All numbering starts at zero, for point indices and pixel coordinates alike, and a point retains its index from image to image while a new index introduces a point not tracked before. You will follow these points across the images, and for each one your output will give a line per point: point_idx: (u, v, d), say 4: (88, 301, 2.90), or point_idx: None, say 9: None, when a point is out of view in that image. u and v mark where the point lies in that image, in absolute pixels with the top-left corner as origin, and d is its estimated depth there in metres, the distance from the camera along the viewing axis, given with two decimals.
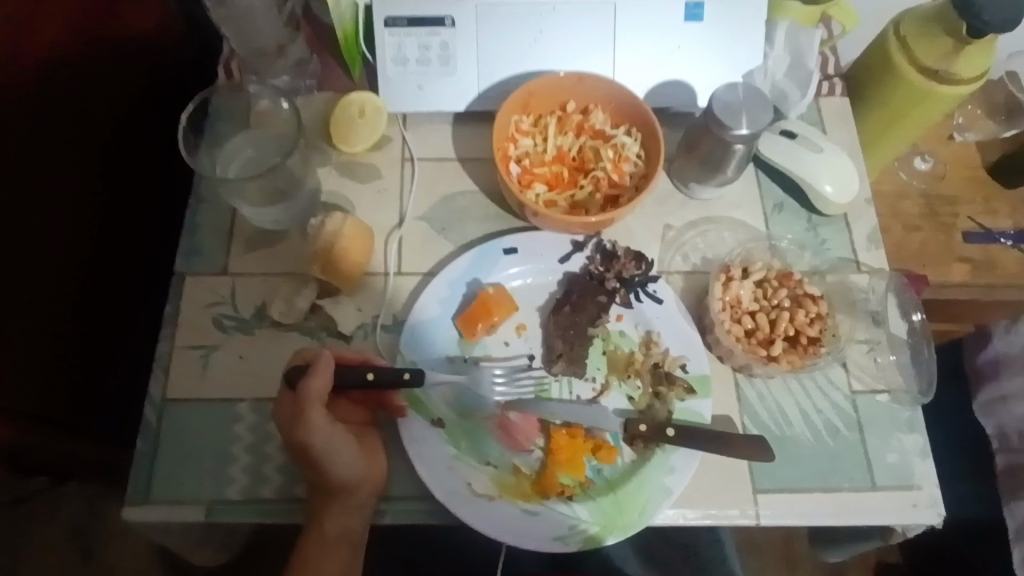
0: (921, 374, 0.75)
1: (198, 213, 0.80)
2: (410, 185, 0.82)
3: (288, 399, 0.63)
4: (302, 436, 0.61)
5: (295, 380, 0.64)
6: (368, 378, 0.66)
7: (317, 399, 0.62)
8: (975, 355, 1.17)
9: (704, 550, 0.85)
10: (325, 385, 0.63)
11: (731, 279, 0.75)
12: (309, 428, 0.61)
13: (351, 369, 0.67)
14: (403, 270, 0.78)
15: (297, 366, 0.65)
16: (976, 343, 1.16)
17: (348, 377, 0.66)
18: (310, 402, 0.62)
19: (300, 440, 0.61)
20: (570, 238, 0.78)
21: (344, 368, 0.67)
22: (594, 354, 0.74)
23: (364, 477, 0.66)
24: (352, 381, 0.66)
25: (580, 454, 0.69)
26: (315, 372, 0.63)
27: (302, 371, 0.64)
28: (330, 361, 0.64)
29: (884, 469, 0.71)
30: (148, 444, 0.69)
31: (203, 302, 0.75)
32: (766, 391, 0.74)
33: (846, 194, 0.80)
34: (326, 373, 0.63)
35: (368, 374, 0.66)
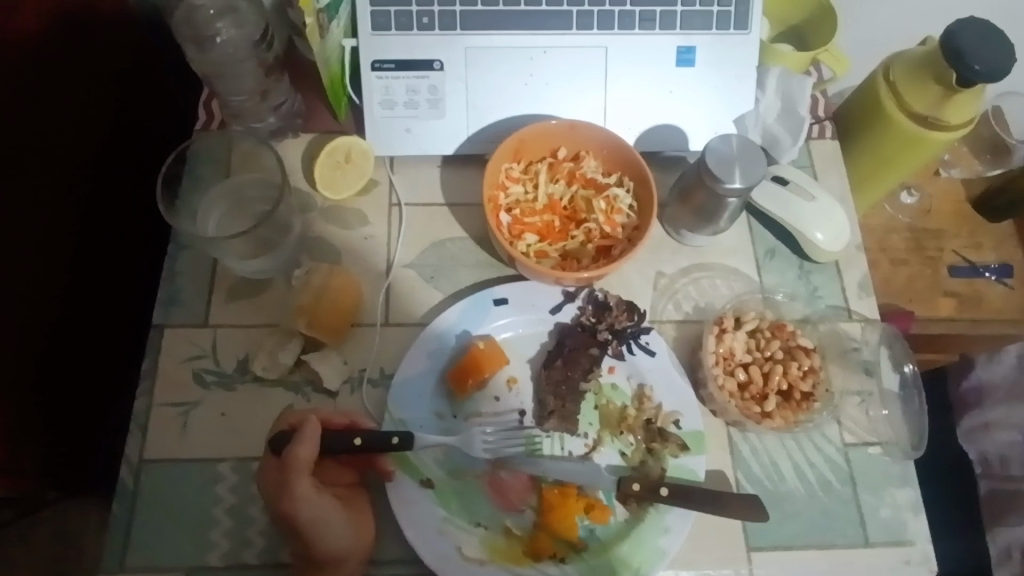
0: (912, 426, 0.75)
1: (178, 260, 0.78)
2: (398, 231, 0.81)
3: (273, 466, 0.61)
4: (289, 508, 0.59)
5: (281, 447, 0.62)
6: (356, 442, 0.65)
7: (303, 469, 0.60)
8: None
9: None
10: (313, 452, 0.61)
11: (724, 331, 0.75)
12: (296, 500, 0.59)
13: (338, 433, 0.65)
14: (391, 321, 0.76)
15: (283, 433, 0.63)
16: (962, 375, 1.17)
17: (335, 442, 0.64)
18: (297, 472, 0.60)
19: (286, 512, 0.59)
20: (562, 288, 0.77)
21: (331, 432, 0.65)
22: (587, 409, 0.73)
23: (355, 547, 0.63)
24: (341, 446, 0.64)
25: (573, 514, 0.67)
26: (302, 439, 0.60)
27: (287, 439, 0.62)
28: (316, 427, 0.62)
29: (877, 525, 0.71)
30: (124, 508, 0.66)
31: (183, 355, 0.73)
32: (760, 446, 0.73)
33: (838, 243, 0.80)
34: (314, 440, 0.61)
35: (357, 439, 0.65)
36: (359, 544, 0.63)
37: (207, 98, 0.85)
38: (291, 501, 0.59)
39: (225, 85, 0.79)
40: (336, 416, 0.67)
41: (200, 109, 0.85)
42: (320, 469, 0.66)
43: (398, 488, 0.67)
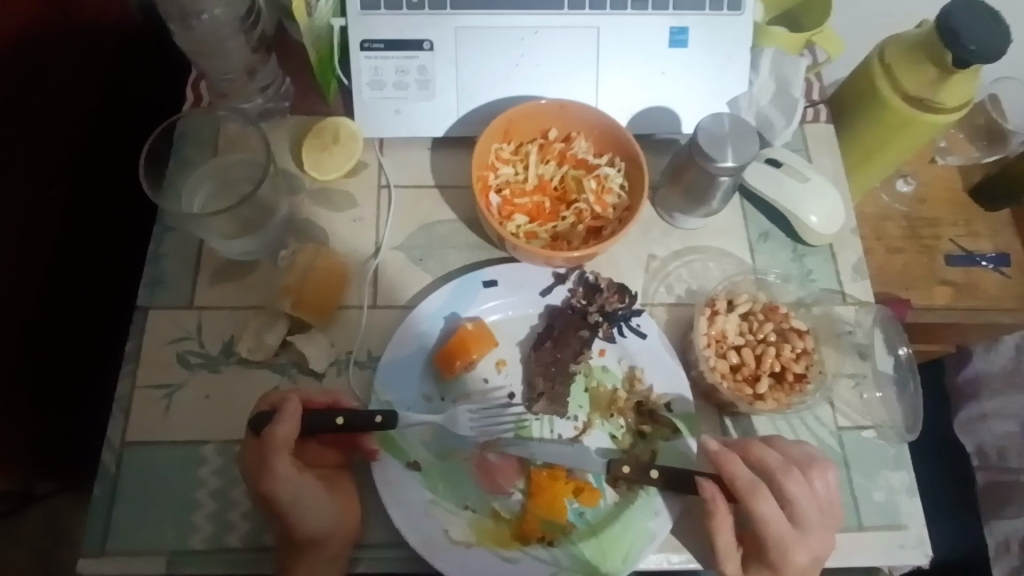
0: (907, 411, 0.74)
1: (163, 242, 0.77)
2: (387, 213, 0.80)
3: (254, 445, 0.61)
4: (268, 486, 0.58)
5: (262, 425, 0.61)
6: (338, 421, 0.64)
7: (283, 448, 0.59)
8: (956, 374, 1.17)
9: None
10: (293, 429, 0.60)
11: (716, 313, 0.74)
12: (276, 480, 0.58)
13: (320, 412, 0.64)
14: (379, 304, 0.75)
15: (265, 411, 0.63)
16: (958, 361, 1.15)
17: (316, 421, 0.64)
18: (275, 450, 0.59)
19: (266, 490, 0.58)
20: (552, 270, 0.76)
21: (312, 410, 0.64)
22: (576, 391, 0.72)
23: (339, 527, 0.62)
24: (323, 424, 0.64)
25: (562, 497, 0.66)
26: (282, 418, 0.60)
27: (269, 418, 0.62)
28: (296, 406, 0.62)
29: (871, 509, 0.70)
30: (106, 489, 0.66)
31: (168, 337, 0.72)
32: (753, 429, 0.72)
33: (832, 225, 0.79)
34: (294, 418, 0.61)
35: (338, 418, 0.64)
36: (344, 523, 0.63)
37: (196, 80, 0.83)
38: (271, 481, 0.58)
39: (211, 65, 0.78)
40: (317, 395, 0.66)
41: (188, 90, 0.84)
42: (303, 448, 0.65)
43: (383, 468, 0.66)
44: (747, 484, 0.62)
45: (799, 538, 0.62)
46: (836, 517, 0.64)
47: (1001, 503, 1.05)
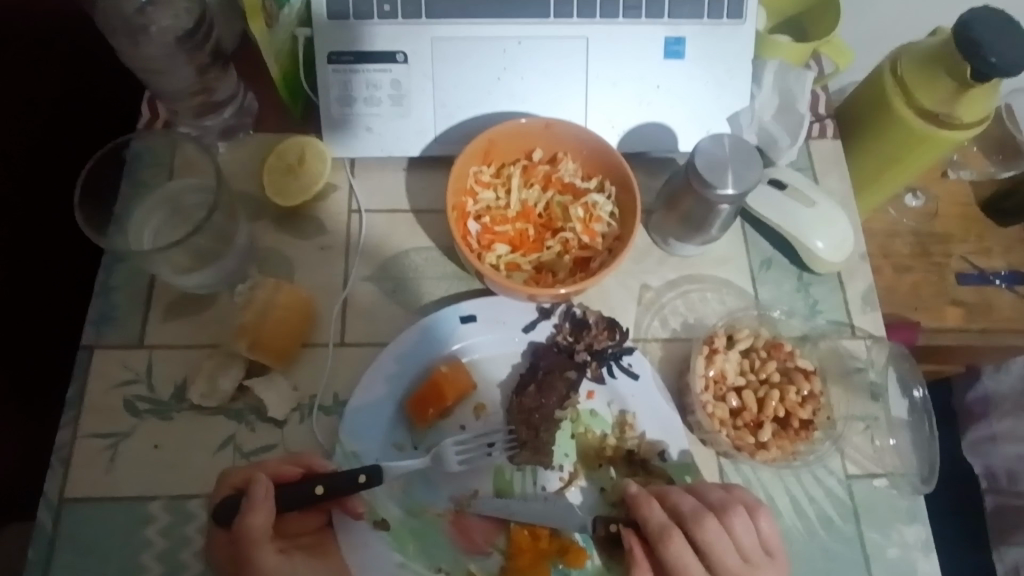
0: (923, 457, 0.68)
1: (112, 273, 0.70)
2: (358, 241, 0.73)
3: (226, 539, 0.55)
4: None
5: (229, 515, 0.55)
6: (317, 491, 0.57)
7: (261, 539, 0.53)
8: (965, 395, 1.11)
9: None
10: (269, 517, 0.54)
11: (715, 351, 0.67)
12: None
13: (294, 486, 0.57)
14: (346, 341, 0.68)
15: (229, 497, 0.56)
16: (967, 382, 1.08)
17: (292, 496, 0.56)
18: (255, 544, 0.53)
19: None
20: (536, 305, 0.69)
21: (284, 485, 0.57)
22: (562, 438, 0.66)
23: None
24: (300, 499, 0.57)
25: (544, 559, 0.61)
26: (252, 506, 0.54)
27: (235, 504, 0.55)
28: (268, 486, 0.55)
29: (883, 566, 0.64)
30: (41, 554, 0.59)
31: (115, 381, 0.66)
32: (754, 478, 0.66)
33: (841, 253, 0.73)
34: (268, 501, 0.54)
35: (317, 487, 0.57)
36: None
37: (151, 96, 0.77)
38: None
39: (165, 81, 0.72)
40: (287, 466, 0.59)
41: (143, 107, 0.78)
42: (281, 522, 0.58)
43: (349, 527, 0.59)
44: (657, 527, 0.57)
45: None
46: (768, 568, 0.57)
47: (1011, 526, 0.98)
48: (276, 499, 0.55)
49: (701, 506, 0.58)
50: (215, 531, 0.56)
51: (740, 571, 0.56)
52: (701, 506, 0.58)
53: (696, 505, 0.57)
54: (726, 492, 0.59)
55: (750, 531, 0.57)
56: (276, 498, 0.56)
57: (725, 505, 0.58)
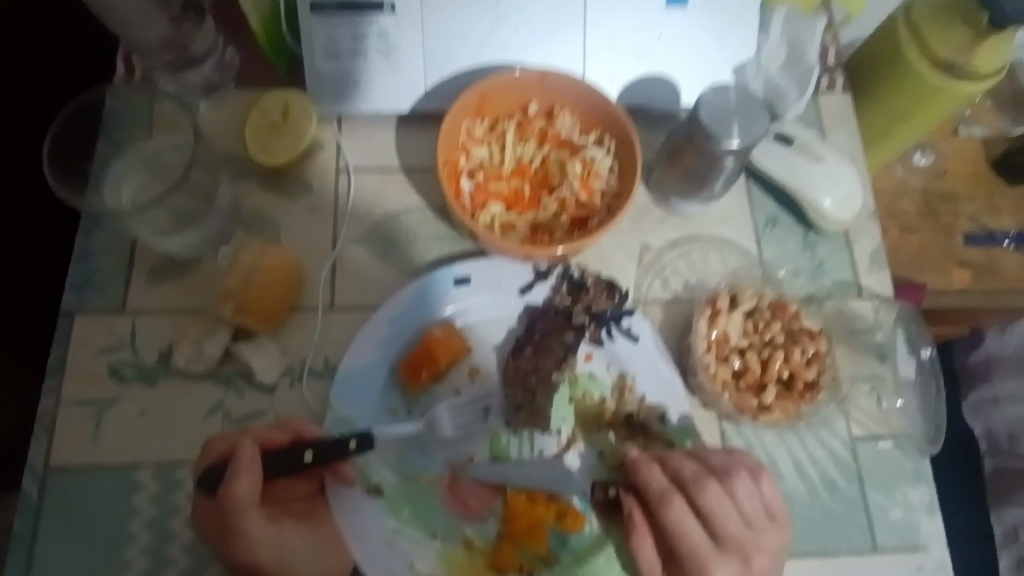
0: (929, 418, 0.67)
1: (91, 236, 0.67)
2: (347, 201, 0.70)
3: (210, 506, 0.54)
4: (245, 553, 0.52)
5: (215, 482, 0.53)
6: (306, 458, 0.56)
7: (248, 506, 0.52)
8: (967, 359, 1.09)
9: None
10: (254, 484, 0.53)
11: (717, 313, 0.65)
12: (252, 544, 0.52)
13: (280, 451, 0.56)
14: (336, 305, 0.66)
15: (213, 465, 0.54)
16: (969, 344, 1.06)
17: (280, 462, 0.55)
18: (241, 511, 0.52)
19: (245, 558, 0.52)
20: (533, 266, 0.67)
21: (270, 451, 0.56)
22: (559, 403, 0.64)
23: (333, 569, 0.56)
24: (287, 465, 0.56)
25: (542, 523, 0.60)
26: (236, 473, 0.52)
27: (219, 473, 0.53)
28: (253, 453, 0.54)
29: (887, 529, 0.63)
30: (28, 523, 0.58)
31: (98, 347, 0.64)
32: (756, 441, 0.65)
33: (849, 210, 0.70)
34: (253, 469, 0.53)
35: (306, 454, 0.56)
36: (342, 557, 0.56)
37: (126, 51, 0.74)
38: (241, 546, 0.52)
39: (138, 34, 0.68)
40: (274, 432, 0.57)
41: (118, 63, 0.74)
42: (270, 489, 0.57)
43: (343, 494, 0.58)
44: (658, 492, 0.55)
45: (718, 556, 0.53)
46: (779, 529, 0.55)
47: (1010, 488, 0.96)
48: (262, 465, 0.54)
49: (702, 472, 0.56)
50: (201, 497, 0.55)
51: (743, 537, 0.54)
52: (704, 471, 0.56)
53: (698, 471, 0.56)
54: (728, 456, 0.58)
55: (753, 494, 0.56)
56: (262, 465, 0.55)
57: (727, 469, 0.56)
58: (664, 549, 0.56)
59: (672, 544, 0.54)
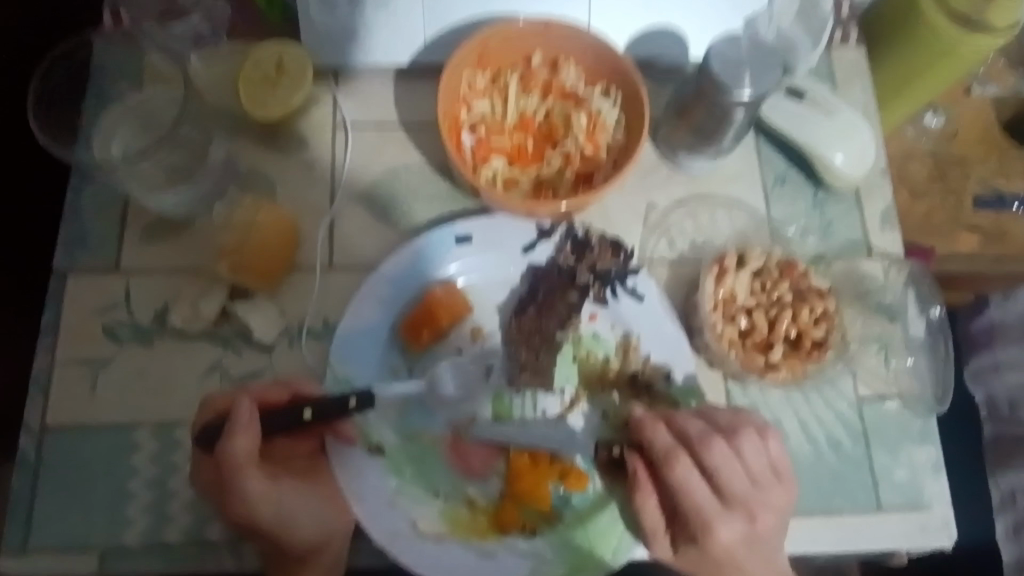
0: (937, 379, 0.66)
1: (82, 193, 0.66)
2: (344, 158, 0.68)
3: (208, 463, 0.55)
4: (244, 509, 0.53)
5: (212, 439, 0.54)
6: (304, 416, 0.56)
7: (244, 463, 0.53)
8: None
9: None
10: (252, 442, 0.53)
11: (725, 272, 0.64)
12: (248, 500, 0.53)
13: (279, 410, 0.55)
14: (335, 264, 0.65)
15: (213, 423, 0.55)
16: None
17: (279, 421, 0.55)
18: (237, 467, 0.52)
19: (242, 513, 0.53)
20: (536, 223, 0.65)
21: (270, 410, 0.56)
22: (563, 362, 0.63)
23: (335, 529, 0.56)
24: (286, 423, 0.55)
25: (545, 482, 0.59)
26: (234, 430, 0.53)
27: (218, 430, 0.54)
28: (250, 411, 0.54)
29: (891, 488, 0.62)
30: (26, 482, 0.57)
31: (91, 306, 0.62)
32: (762, 401, 0.64)
33: (860, 167, 0.69)
34: (250, 426, 0.53)
35: (304, 412, 0.55)
36: (337, 518, 0.56)
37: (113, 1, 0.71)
38: (237, 502, 0.53)
39: None
40: (274, 390, 0.57)
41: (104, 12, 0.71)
42: (269, 447, 0.57)
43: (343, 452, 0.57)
44: (664, 451, 0.55)
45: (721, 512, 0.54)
46: (786, 485, 0.56)
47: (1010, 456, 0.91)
48: (259, 424, 0.54)
49: (708, 430, 0.56)
50: (199, 456, 0.56)
51: (749, 495, 0.55)
52: (709, 429, 0.56)
53: (704, 429, 0.56)
54: (734, 414, 0.58)
55: (760, 452, 0.55)
56: (260, 424, 0.55)
57: (734, 428, 0.56)
58: (668, 509, 0.57)
59: (678, 501, 0.55)
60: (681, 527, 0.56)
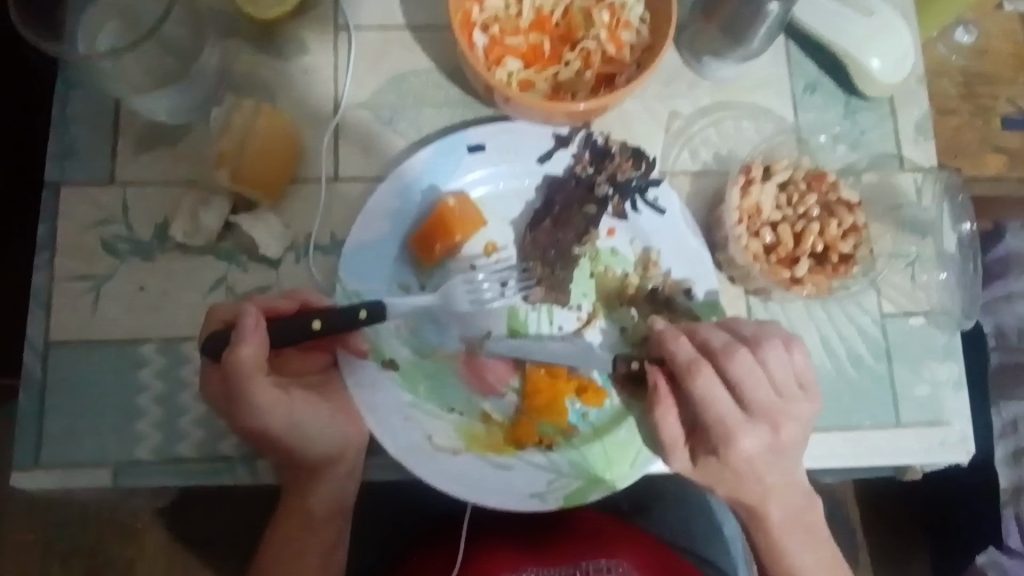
0: (965, 296, 0.64)
1: (69, 101, 0.62)
2: (347, 63, 0.64)
3: (217, 374, 0.51)
4: (258, 419, 0.51)
5: (219, 348, 0.51)
6: (314, 326, 0.53)
7: (254, 371, 0.50)
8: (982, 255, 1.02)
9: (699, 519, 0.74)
10: (261, 351, 0.50)
11: (751, 183, 0.61)
12: (260, 410, 0.50)
13: (289, 320, 0.52)
14: (341, 177, 0.62)
15: (219, 332, 0.51)
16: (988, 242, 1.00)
17: (289, 331, 0.52)
18: (246, 376, 0.49)
19: (256, 423, 0.51)
20: (553, 131, 0.62)
21: (278, 319, 0.52)
22: (580, 278, 0.61)
23: (347, 439, 0.56)
24: (296, 334, 0.52)
25: (562, 397, 0.58)
26: (241, 337, 0.49)
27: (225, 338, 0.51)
28: (257, 319, 0.50)
29: (911, 404, 0.61)
30: (33, 399, 0.56)
31: (87, 220, 0.59)
32: (783, 317, 0.62)
33: (898, 71, 0.64)
34: (258, 334, 0.50)
35: (314, 322, 0.53)
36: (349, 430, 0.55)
37: None
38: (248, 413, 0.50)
39: None
40: (280, 300, 0.54)
41: None
42: (280, 359, 0.55)
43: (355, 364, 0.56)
44: (686, 362, 0.52)
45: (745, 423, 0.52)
46: (811, 397, 0.54)
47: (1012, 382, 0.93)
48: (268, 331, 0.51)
49: (732, 341, 0.53)
50: (208, 366, 0.52)
51: (773, 405, 0.53)
52: (733, 340, 0.54)
53: (728, 340, 0.53)
54: (759, 327, 0.56)
55: (785, 363, 0.53)
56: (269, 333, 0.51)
57: (759, 338, 0.54)
58: (687, 422, 0.55)
59: (699, 412, 0.53)
60: (701, 440, 0.55)
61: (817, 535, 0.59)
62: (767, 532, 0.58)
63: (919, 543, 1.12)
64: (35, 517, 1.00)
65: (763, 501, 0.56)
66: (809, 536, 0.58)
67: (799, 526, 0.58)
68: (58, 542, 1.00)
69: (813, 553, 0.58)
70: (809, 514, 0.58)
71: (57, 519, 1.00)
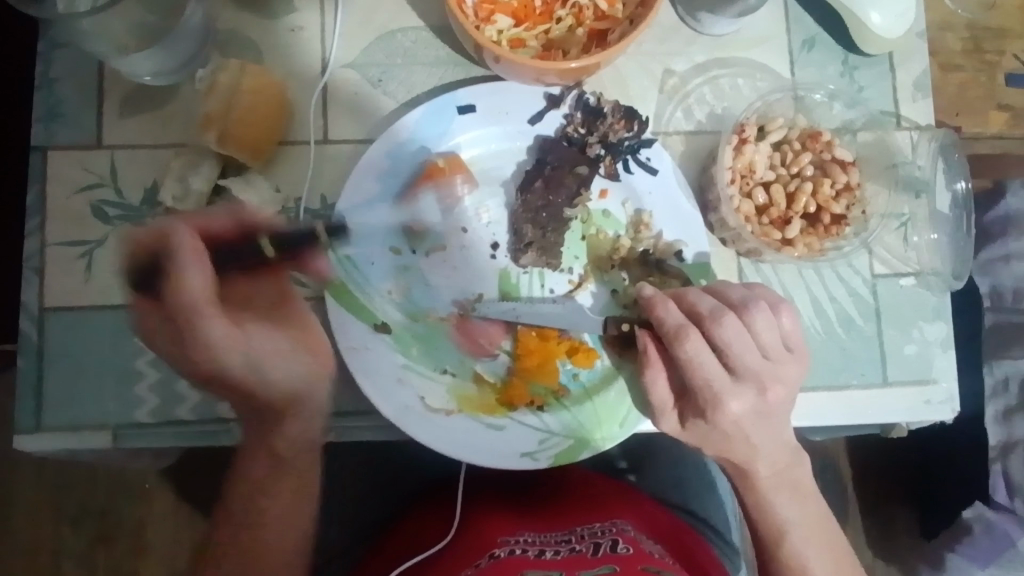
0: (956, 256, 0.65)
1: (52, 62, 0.60)
2: (333, 19, 0.62)
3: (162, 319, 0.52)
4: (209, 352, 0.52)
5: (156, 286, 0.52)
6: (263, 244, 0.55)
7: (201, 299, 0.51)
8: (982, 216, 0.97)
9: (693, 481, 0.76)
10: (205, 275, 0.51)
11: (745, 142, 0.60)
12: (208, 341, 0.52)
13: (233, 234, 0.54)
14: (330, 139, 0.61)
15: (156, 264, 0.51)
16: (988, 201, 0.97)
17: (231, 245, 0.53)
18: (194, 304, 0.51)
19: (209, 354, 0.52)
20: (544, 91, 0.61)
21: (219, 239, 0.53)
22: (573, 240, 0.61)
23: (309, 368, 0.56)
24: (243, 248, 0.54)
25: (553, 358, 0.59)
26: (180, 254, 0.50)
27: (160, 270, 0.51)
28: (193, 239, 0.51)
29: (899, 363, 0.62)
30: (32, 364, 0.57)
31: (76, 185, 0.59)
32: (775, 279, 0.62)
33: (898, 27, 0.63)
34: (197, 254, 0.50)
35: (263, 239, 0.54)
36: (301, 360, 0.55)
37: None
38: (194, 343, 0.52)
39: None
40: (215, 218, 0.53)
41: None
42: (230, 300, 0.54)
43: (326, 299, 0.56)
44: (674, 327, 0.53)
45: (732, 387, 0.54)
46: (801, 360, 0.55)
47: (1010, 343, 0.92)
48: (209, 258, 0.52)
49: (719, 306, 0.54)
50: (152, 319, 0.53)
51: (760, 368, 0.54)
52: (722, 305, 0.54)
53: (716, 305, 0.54)
54: (747, 290, 0.56)
55: (773, 326, 0.54)
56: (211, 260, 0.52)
57: (747, 302, 0.54)
58: (676, 386, 0.56)
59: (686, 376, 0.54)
60: (690, 402, 0.56)
61: (804, 490, 0.60)
62: (756, 489, 0.59)
63: (907, 498, 1.15)
64: (44, 478, 1.03)
65: (752, 460, 0.57)
66: (798, 491, 0.60)
67: (790, 484, 0.59)
68: (68, 502, 1.03)
69: (800, 508, 0.60)
70: (797, 470, 0.59)
71: (64, 479, 1.03)
